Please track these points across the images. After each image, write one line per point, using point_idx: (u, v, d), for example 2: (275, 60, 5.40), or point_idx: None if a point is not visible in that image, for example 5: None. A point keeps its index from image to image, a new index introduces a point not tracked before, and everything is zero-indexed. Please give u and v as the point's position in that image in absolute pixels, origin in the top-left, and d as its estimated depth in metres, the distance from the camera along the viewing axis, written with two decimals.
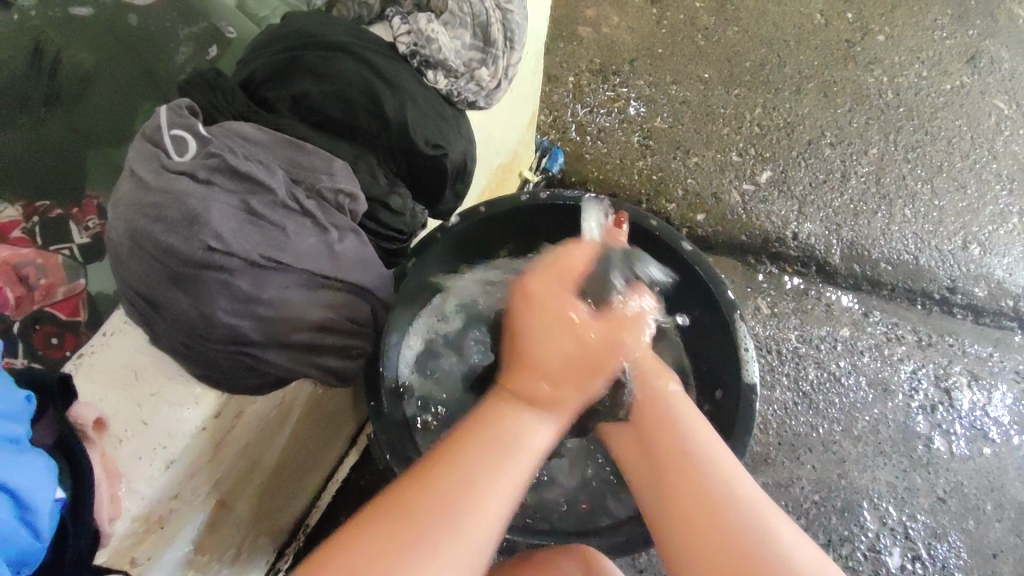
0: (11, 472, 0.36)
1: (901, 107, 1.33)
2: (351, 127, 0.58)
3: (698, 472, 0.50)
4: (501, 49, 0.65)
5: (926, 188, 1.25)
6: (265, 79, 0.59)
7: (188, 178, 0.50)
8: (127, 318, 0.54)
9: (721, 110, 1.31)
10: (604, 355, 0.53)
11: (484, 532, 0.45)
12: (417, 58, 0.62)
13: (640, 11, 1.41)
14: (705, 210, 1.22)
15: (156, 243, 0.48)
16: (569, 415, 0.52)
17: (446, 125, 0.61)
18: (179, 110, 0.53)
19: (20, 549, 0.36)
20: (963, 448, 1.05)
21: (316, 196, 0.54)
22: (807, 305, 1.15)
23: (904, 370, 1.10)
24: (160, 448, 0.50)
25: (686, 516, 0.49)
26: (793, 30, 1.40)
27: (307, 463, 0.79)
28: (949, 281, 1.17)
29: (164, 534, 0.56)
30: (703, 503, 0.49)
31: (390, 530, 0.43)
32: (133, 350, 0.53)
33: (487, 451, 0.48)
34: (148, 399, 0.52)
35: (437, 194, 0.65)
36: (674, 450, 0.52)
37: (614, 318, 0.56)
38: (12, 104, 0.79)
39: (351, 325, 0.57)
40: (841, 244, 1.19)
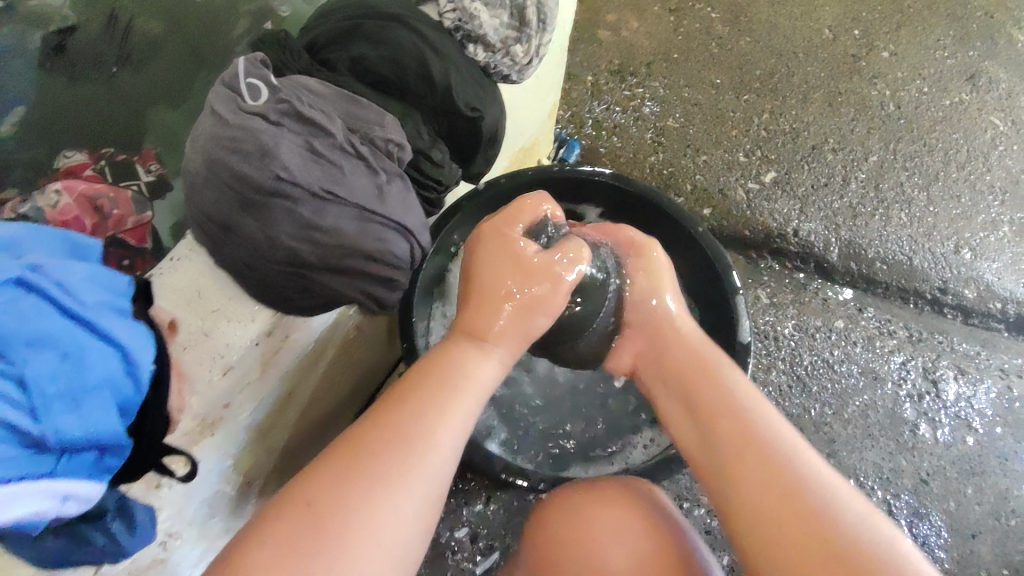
0: (121, 333, 0.43)
1: (902, 119, 1.40)
2: (401, 89, 0.66)
3: (742, 422, 0.59)
4: (534, 29, 0.72)
5: (922, 195, 1.32)
6: (326, 43, 0.67)
7: (261, 119, 0.57)
8: (192, 246, 0.62)
9: (732, 113, 1.39)
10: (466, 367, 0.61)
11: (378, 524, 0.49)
12: (461, 32, 0.69)
13: (658, 18, 1.49)
14: (712, 204, 1.29)
15: (232, 171, 0.55)
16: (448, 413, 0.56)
17: (483, 93, 0.69)
18: (254, 62, 0.61)
19: (127, 397, 0.42)
20: (947, 435, 1.11)
21: (369, 143, 0.61)
22: (805, 298, 1.21)
23: (894, 362, 1.16)
24: (219, 355, 0.59)
25: (748, 452, 0.57)
26: (802, 43, 1.49)
27: (330, 405, 0.88)
28: (941, 282, 1.23)
29: (215, 439, 0.63)
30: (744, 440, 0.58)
31: (321, 511, 0.49)
32: (197, 273, 0.62)
33: (391, 446, 0.53)
34: (210, 314, 0.60)
35: (471, 155, 0.72)
36: (715, 404, 0.62)
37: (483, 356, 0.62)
38: (88, 60, 0.87)
39: (394, 259, 0.64)
40: (840, 242, 1.26)
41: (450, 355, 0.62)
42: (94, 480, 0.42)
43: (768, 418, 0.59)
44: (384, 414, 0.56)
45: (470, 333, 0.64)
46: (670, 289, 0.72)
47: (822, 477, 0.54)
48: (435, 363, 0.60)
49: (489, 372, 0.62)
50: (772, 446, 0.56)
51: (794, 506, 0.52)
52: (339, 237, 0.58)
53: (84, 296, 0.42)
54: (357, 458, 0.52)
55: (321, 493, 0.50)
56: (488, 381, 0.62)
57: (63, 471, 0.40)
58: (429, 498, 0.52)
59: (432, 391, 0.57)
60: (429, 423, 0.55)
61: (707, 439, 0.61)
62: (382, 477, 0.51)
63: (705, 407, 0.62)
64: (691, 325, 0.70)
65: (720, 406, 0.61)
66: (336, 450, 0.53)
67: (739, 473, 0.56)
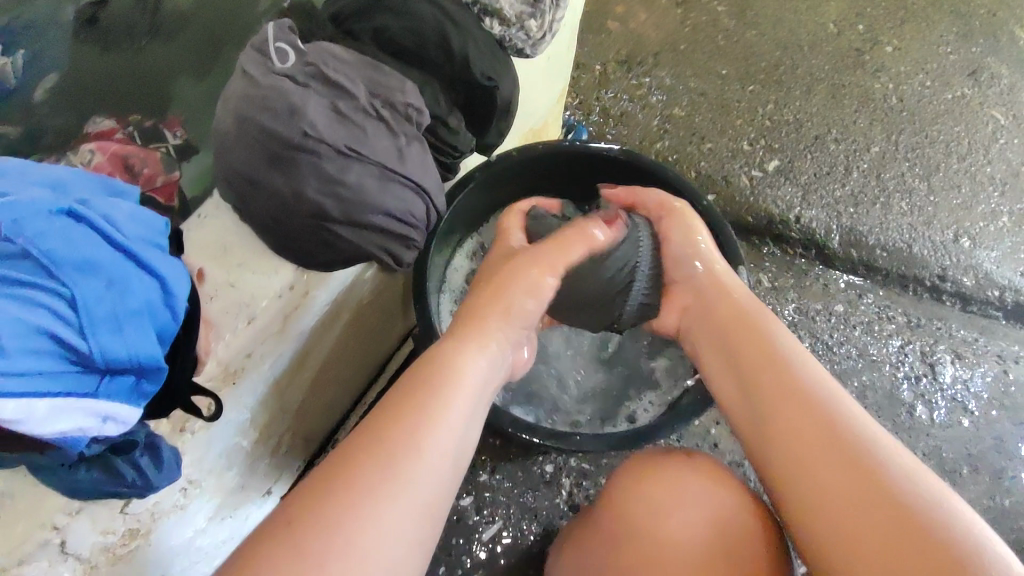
0: (161, 265, 0.46)
1: (904, 111, 1.43)
2: (420, 57, 0.69)
3: (784, 368, 0.64)
4: (547, 5, 0.75)
5: (923, 185, 1.34)
6: (350, 14, 0.70)
7: (289, 81, 0.60)
8: (220, 204, 0.66)
9: (737, 103, 1.42)
10: (448, 379, 0.61)
11: (363, 541, 0.49)
12: (478, 6, 0.72)
13: (666, 9, 1.52)
14: (716, 190, 1.32)
15: (261, 128, 0.59)
16: (429, 430, 0.56)
17: (498, 64, 0.72)
18: (283, 28, 0.64)
19: (165, 325, 0.45)
20: (943, 417, 1.13)
21: (390, 107, 0.64)
22: (806, 282, 1.24)
23: (893, 345, 1.19)
24: (245, 304, 0.62)
25: (785, 404, 0.62)
26: (807, 37, 1.51)
27: (343, 371, 0.91)
28: (940, 269, 1.26)
29: (237, 390, 0.66)
30: (784, 386, 0.63)
31: (306, 527, 0.49)
32: (224, 229, 0.65)
33: (373, 460, 0.53)
34: (237, 266, 0.63)
35: (486, 125, 0.75)
36: (759, 354, 0.67)
37: (463, 369, 0.62)
38: (119, 31, 0.90)
39: (411, 219, 0.66)
40: (841, 230, 1.29)
41: (430, 370, 0.61)
42: (132, 405, 0.45)
43: (808, 364, 0.65)
44: (371, 427, 0.55)
45: (451, 347, 0.64)
46: (704, 237, 0.80)
47: (862, 424, 0.59)
48: (419, 375, 0.60)
49: (470, 380, 0.62)
50: (812, 390, 0.62)
51: (833, 437, 0.58)
52: (360, 193, 0.61)
53: (128, 229, 0.45)
54: (342, 473, 0.52)
55: (308, 508, 0.50)
56: (470, 386, 0.62)
57: (105, 391, 0.42)
58: (413, 514, 0.52)
59: (414, 404, 0.57)
60: (413, 437, 0.55)
61: (751, 390, 0.65)
62: (365, 494, 0.51)
63: (754, 355, 0.67)
64: (733, 279, 0.77)
65: (763, 353, 0.67)
66: (342, 452, 0.54)
67: (785, 423, 0.61)
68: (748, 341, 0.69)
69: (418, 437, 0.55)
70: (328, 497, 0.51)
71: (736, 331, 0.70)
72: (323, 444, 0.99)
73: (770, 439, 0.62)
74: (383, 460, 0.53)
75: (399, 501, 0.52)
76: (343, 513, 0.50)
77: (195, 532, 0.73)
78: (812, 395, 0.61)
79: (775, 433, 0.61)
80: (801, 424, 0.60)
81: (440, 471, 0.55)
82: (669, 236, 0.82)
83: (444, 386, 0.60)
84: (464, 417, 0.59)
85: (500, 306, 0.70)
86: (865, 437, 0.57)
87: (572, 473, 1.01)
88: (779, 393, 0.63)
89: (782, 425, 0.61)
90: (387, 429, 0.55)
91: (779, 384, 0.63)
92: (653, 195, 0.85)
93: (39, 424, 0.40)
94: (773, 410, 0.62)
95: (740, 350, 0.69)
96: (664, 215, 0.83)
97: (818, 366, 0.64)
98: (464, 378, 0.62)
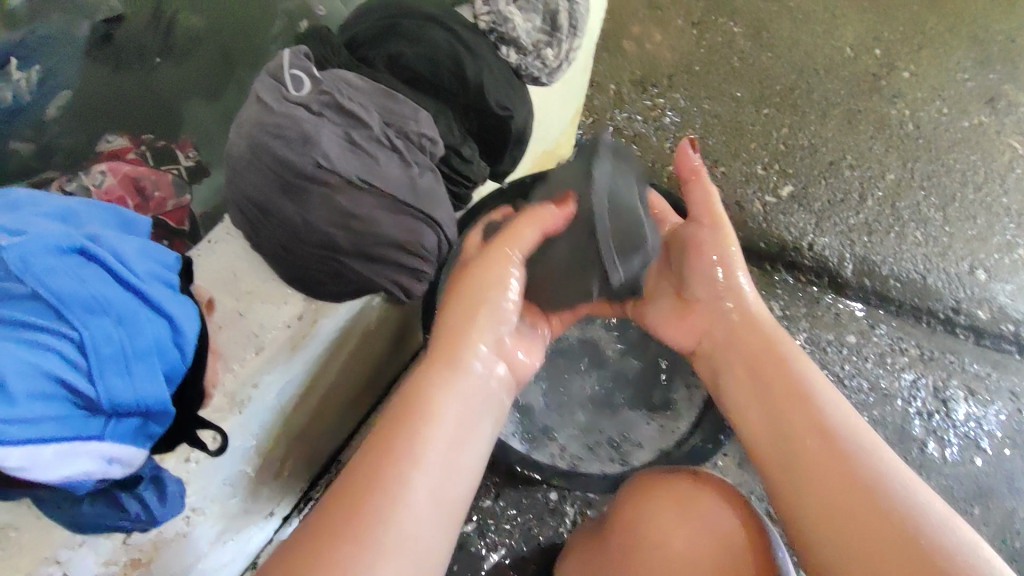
0: (169, 302, 0.46)
1: (920, 138, 1.42)
2: (435, 86, 0.68)
3: (807, 410, 0.64)
4: (565, 34, 0.74)
5: (938, 215, 1.33)
6: (365, 41, 0.69)
7: (304, 109, 0.60)
8: (230, 230, 0.65)
9: (751, 126, 1.40)
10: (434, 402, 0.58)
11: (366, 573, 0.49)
12: (494, 34, 0.72)
13: (681, 30, 1.51)
14: (728, 215, 1.31)
15: (274, 156, 0.58)
16: (423, 457, 0.55)
17: (514, 92, 0.71)
18: (299, 55, 0.63)
19: (172, 363, 0.45)
20: (955, 455, 1.12)
21: (403, 137, 0.63)
22: (818, 312, 1.22)
23: (905, 379, 1.17)
24: (253, 335, 0.61)
25: (805, 451, 0.61)
26: (823, 61, 1.50)
27: (349, 395, 0.90)
28: (954, 302, 1.24)
29: (243, 420, 0.65)
30: (806, 427, 0.62)
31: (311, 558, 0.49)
32: (232, 256, 0.64)
33: (374, 491, 0.52)
34: (245, 295, 0.63)
35: (500, 153, 0.75)
36: (781, 394, 0.66)
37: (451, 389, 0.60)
38: (130, 50, 0.88)
39: (422, 251, 0.65)
40: (854, 259, 1.27)
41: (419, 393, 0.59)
42: (138, 446, 0.44)
43: (833, 408, 0.63)
44: (369, 456, 0.55)
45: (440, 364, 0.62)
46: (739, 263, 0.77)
47: (884, 472, 0.57)
48: (411, 399, 0.59)
49: (456, 403, 0.60)
50: (835, 435, 0.61)
51: (851, 485, 0.57)
52: (371, 225, 0.60)
53: (139, 266, 0.45)
54: (345, 503, 0.52)
55: (315, 538, 0.50)
56: (460, 411, 0.59)
57: (111, 434, 0.42)
58: (414, 545, 0.51)
59: (409, 429, 0.56)
60: (407, 467, 0.54)
61: (773, 428, 0.65)
62: (367, 525, 0.50)
63: (774, 392, 0.67)
64: (760, 307, 0.75)
65: (783, 392, 0.66)
66: (341, 485, 0.53)
67: (813, 467, 0.60)
68: (774, 377, 0.67)
69: (412, 466, 0.54)
70: (331, 528, 0.51)
71: (760, 366, 0.69)
72: (326, 465, 0.99)
73: (795, 481, 0.61)
74: (383, 490, 0.52)
75: (395, 531, 0.51)
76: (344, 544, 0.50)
77: (196, 557, 0.71)
78: (833, 441, 0.60)
79: (800, 476, 0.60)
80: (818, 473, 0.59)
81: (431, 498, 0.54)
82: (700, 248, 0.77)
83: (433, 409, 0.58)
84: (461, 445, 0.58)
85: (486, 315, 0.67)
86: (890, 488, 0.56)
87: (577, 502, 1.00)
88: (801, 437, 0.62)
89: (795, 473, 0.61)
90: (382, 455, 0.54)
91: (799, 427, 0.63)
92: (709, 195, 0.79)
93: (45, 470, 0.39)
94: (789, 454, 0.62)
95: (767, 386, 0.67)
96: (700, 223, 0.78)
97: (842, 409, 0.63)
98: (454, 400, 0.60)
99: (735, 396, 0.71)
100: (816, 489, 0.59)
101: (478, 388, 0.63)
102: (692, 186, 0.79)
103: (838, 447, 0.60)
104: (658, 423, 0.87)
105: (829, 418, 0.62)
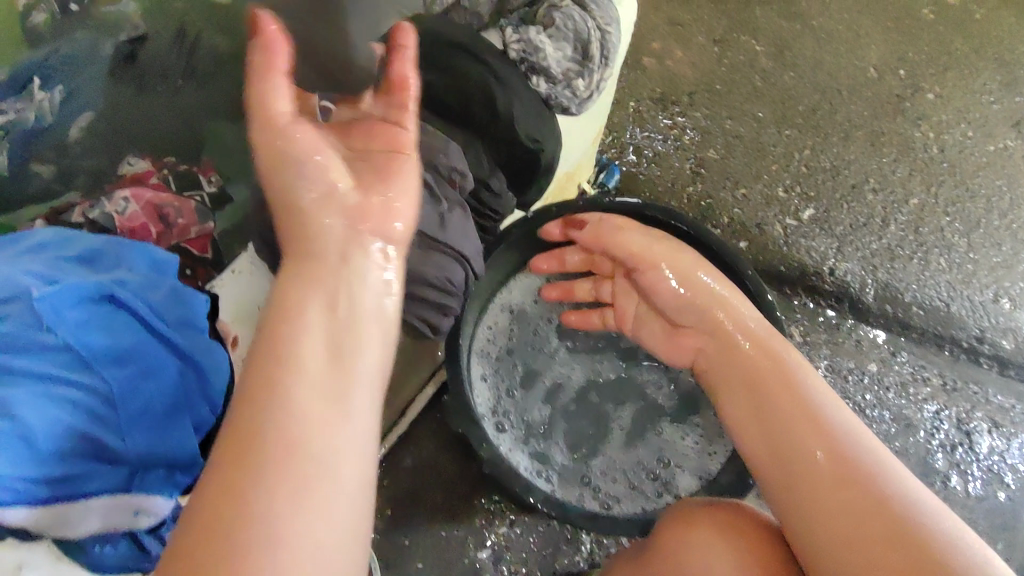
0: (196, 351, 0.58)
1: (945, 162, 1.39)
2: (465, 117, 0.68)
3: (817, 420, 0.61)
4: (597, 64, 0.72)
5: (962, 241, 1.31)
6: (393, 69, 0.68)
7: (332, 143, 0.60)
8: (252, 262, 0.71)
9: (773, 147, 1.39)
10: (279, 312, 0.47)
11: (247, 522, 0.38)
12: (525, 64, 0.70)
13: (702, 47, 1.50)
14: (749, 238, 1.29)
15: None
16: (284, 368, 0.44)
17: (544, 124, 0.70)
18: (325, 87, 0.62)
19: (203, 415, 0.57)
20: (978, 489, 1.10)
21: (432, 171, 0.63)
22: (838, 338, 1.20)
23: (927, 410, 1.15)
24: None
25: (822, 465, 0.58)
26: (847, 81, 1.48)
27: None
28: (978, 331, 1.22)
29: None
30: (817, 436, 0.60)
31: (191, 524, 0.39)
32: (257, 289, 0.70)
33: (241, 424, 0.41)
34: None
35: (526, 185, 0.74)
36: (791, 406, 0.63)
37: (303, 286, 0.48)
38: (154, 73, 0.87)
39: (451, 286, 0.65)
40: (876, 285, 1.25)
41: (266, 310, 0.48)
42: (167, 495, 0.54)
43: (840, 416, 0.62)
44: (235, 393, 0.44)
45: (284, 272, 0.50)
46: (705, 275, 0.79)
47: (898, 482, 0.56)
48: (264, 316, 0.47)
49: (311, 299, 0.47)
50: (848, 445, 0.59)
51: (862, 495, 0.55)
52: None
53: (171, 316, 0.57)
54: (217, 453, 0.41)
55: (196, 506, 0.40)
56: (320, 309, 0.47)
57: (140, 485, 0.52)
58: (303, 480, 0.40)
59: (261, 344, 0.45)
60: (269, 384, 0.43)
61: (778, 442, 0.62)
62: (239, 463, 0.40)
63: (781, 405, 0.64)
64: (757, 322, 0.73)
65: (790, 405, 0.63)
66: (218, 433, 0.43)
67: (820, 488, 0.57)
68: (780, 389, 0.65)
69: (280, 383, 0.43)
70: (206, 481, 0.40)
71: (763, 381, 0.67)
72: None
73: (801, 500, 0.58)
74: (245, 419, 0.42)
75: (274, 464, 0.40)
76: (219, 495, 0.39)
77: None
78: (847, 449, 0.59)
79: (811, 492, 0.58)
80: (834, 485, 0.57)
81: (309, 412, 0.42)
82: (657, 287, 0.80)
83: (280, 318, 0.46)
84: (328, 346, 0.46)
85: (325, 207, 0.53)
86: (902, 496, 0.55)
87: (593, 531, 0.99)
88: (813, 445, 0.60)
89: (812, 486, 0.58)
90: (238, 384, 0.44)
91: (809, 437, 0.60)
92: (630, 231, 0.83)
93: (74, 525, 0.49)
94: (801, 464, 0.59)
95: (775, 401, 0.65)
96: (637, 266, 0.82)
97: (848, 417, 0.62)
98: (309, 297, 0.47)
99: (739, 412, 0.67)
100: (827, 513, 0.56)
101: (346, 273, 0.50)
102: (615, 236, 0.84)
103: (853, 460, 0.58)
104: (692, 437, 0.87)
105: (838, 427, 0.60)
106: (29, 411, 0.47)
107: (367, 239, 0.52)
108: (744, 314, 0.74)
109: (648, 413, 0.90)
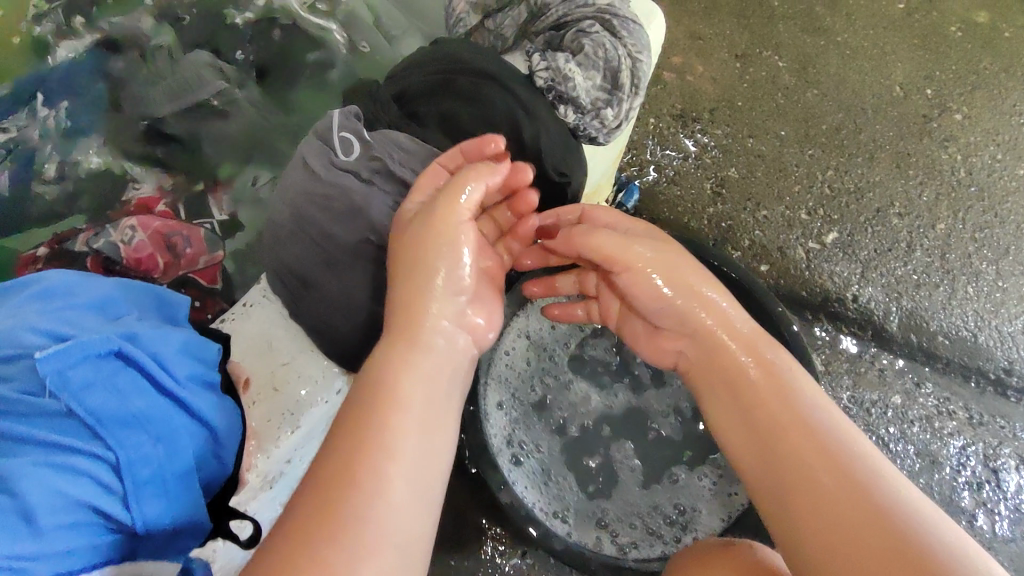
0: (206, 410, 0.57)
1: (973, 186, 1.36)
2: None
3: (812, 435, 0.57)
4: (626, 93, 0.69)
5: (991, 268, 1.27)
6: (417, 94, 0.69)
7: (352, 176, 0.63)
8: (265, 294, 0.69)
9: (795, 167, 1.35)
10: (386, 388, 0.52)
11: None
12: (552, 93, 0.68)
13: (723, 63, 1.46)
14: (770, 261, 1.26)
15: (321, 230, 0.62)
16: (387, 449, 0.49)
17: (571, 155, 0.69)
18: (349, 115, 0.65)
19: (212, 471, 0.57)
20: (1006, 530, 1.06)
21: None
22: (861, 368, 1.17)
23: (953, 445, 1.12)
24: (287, 412, 0.64)
25: (822, 483, 0.54)
26: (872, 100, 1.45)
27: None
28: (1007, 362, 1.18)
29: (273, 492, 0.67)
30: (816, 453, 0.56)
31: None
32: (269, 323, 0.68)
33: (341, 492, 0.46)
34: (282, 366, 0.66)
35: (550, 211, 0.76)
36: (784, 420, 0.59)
37: (405, 370, 0.53)
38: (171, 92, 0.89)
39: None
40: (901, 313, 1.22)
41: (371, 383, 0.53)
42: (171, 558, 0.54)
43: (839, 430, 0.57)
44: (332, 459, 0.48)
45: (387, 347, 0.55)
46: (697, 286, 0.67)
47: (907, 502, 0.52)
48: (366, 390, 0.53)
49: (413, 386, 0.53)
50: (847, 461, 0.55)
51: (870, 519, 0.51)
52: None
53: (180, 372, 0.56)
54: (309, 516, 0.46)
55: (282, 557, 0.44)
56: (417, 395, 0.53)
57: (144, 551, 0.51)
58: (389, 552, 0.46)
59: (369, 419, 0.50)
60: (372, 461, 0.48)
61: (772, 459, 0.58)
62: (336, 531, 0.45)
63: (774, 418, 0.60)
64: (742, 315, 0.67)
65: (785, 420, 0.59)
66: (306, 493, 0.47)
67: (819, 504, 0.53)
68: (772, 399, 0.61)
69: (378, 459, 0.48)
70: (298, 536, 0.45)
71: (754, 391, 0.62)
72: None
73: (792, 514, 0.55)
74: (349, 490, 0.47)
75: (368, 535, 0.45)
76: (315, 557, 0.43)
77: None
78: (846, 463, 0.54)
79: (813, 515, 0.53)
80: (837, 506, 0.52)
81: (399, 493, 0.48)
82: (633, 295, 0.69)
83: (390, 397, 0.51)
84: (423, 433, 0.52)
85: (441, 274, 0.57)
86: (913, 519, 0.50)
87: None
88: (812, 462, 0.56)
89: (807, 508, 0.54)
90: (341, 453, 0.49)
91: (806, 456, 0.56)
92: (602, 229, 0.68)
93: None
94: (799, 485, 0.55)
95: (767, 412, 0.60)
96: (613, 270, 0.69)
97: (846, 429, 0.58)
98: (410, 384, 0.53)
99: (729, 422, 0.63)
100: (821, 526, 0.52)
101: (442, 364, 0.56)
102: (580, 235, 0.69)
103: (856, 478, 0.53)
104: (711, 478, 0.84)
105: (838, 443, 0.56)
106: (31, 485, 0.45)
107: (455, 331, 0.58)
108: (734, 313, 0.67)
109: (667, 447, 0.88)
